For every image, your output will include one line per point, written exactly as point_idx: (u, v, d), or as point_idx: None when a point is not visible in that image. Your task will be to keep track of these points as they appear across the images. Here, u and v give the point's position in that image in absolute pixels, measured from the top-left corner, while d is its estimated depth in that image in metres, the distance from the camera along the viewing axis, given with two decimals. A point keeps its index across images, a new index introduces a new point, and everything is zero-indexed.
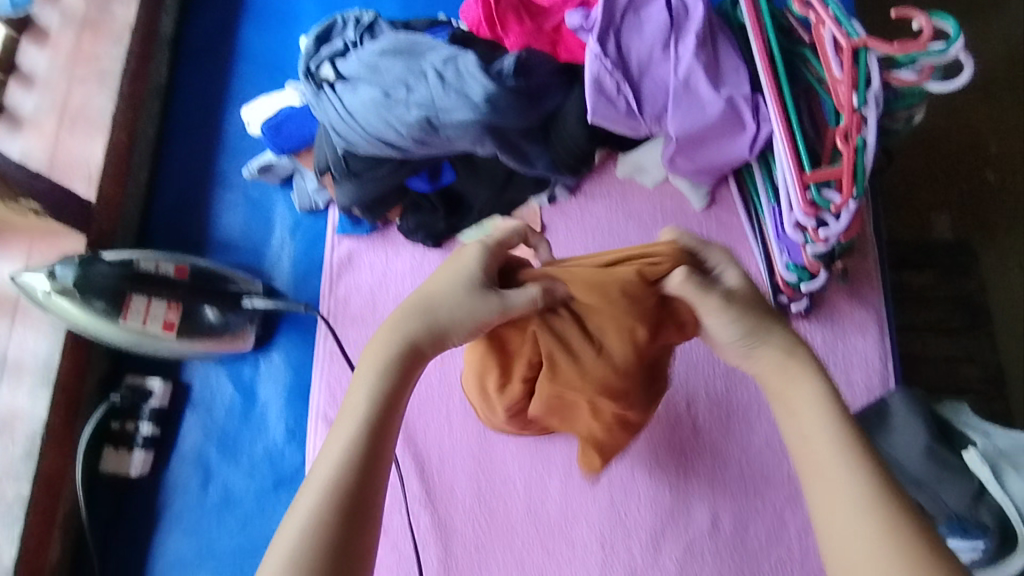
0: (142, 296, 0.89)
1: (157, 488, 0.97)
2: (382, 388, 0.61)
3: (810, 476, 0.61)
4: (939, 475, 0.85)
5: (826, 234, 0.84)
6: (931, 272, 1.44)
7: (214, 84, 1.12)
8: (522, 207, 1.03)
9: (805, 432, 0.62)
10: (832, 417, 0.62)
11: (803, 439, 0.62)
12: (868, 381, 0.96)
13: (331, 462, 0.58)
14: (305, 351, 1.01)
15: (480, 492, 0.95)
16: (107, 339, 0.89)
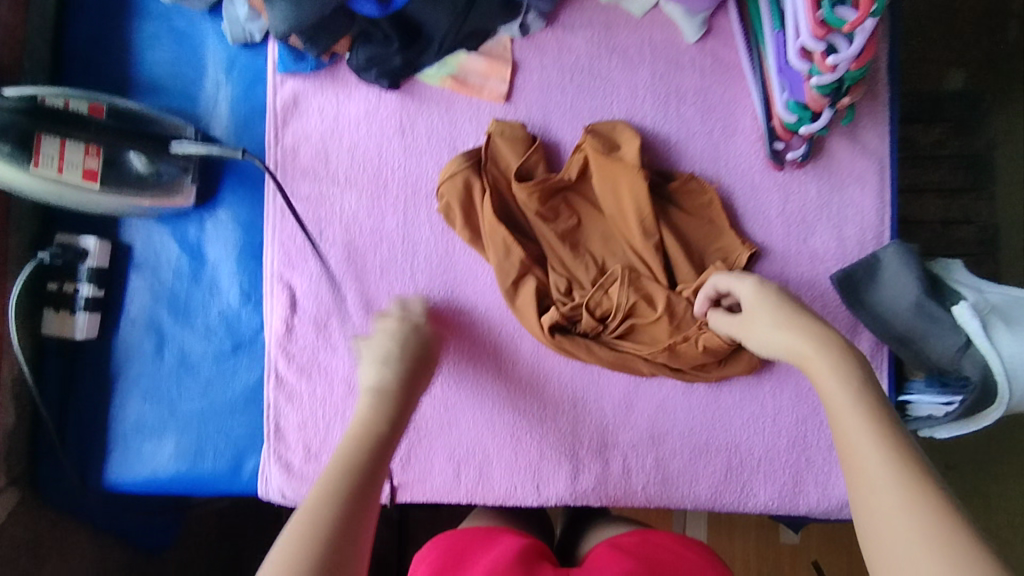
0: (52, 137, 0.77)
1: (109, 352, 0.92)
2: (369, 425, 0.63)
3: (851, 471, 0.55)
4: (924, 329, 0.82)
5: (838, 63, 0.72)
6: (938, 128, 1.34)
7: None
8: (490, 40, 0.91)
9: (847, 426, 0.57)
10: (872, 413, 0.57)
11: (857, 463, 0.55)
12: (862, 236, 0.90)
13: (328, 487, 0.55)
14: (254, 206, 0.92)
15: (447, 353, 0.91)
16: (18, 189, 0.78)
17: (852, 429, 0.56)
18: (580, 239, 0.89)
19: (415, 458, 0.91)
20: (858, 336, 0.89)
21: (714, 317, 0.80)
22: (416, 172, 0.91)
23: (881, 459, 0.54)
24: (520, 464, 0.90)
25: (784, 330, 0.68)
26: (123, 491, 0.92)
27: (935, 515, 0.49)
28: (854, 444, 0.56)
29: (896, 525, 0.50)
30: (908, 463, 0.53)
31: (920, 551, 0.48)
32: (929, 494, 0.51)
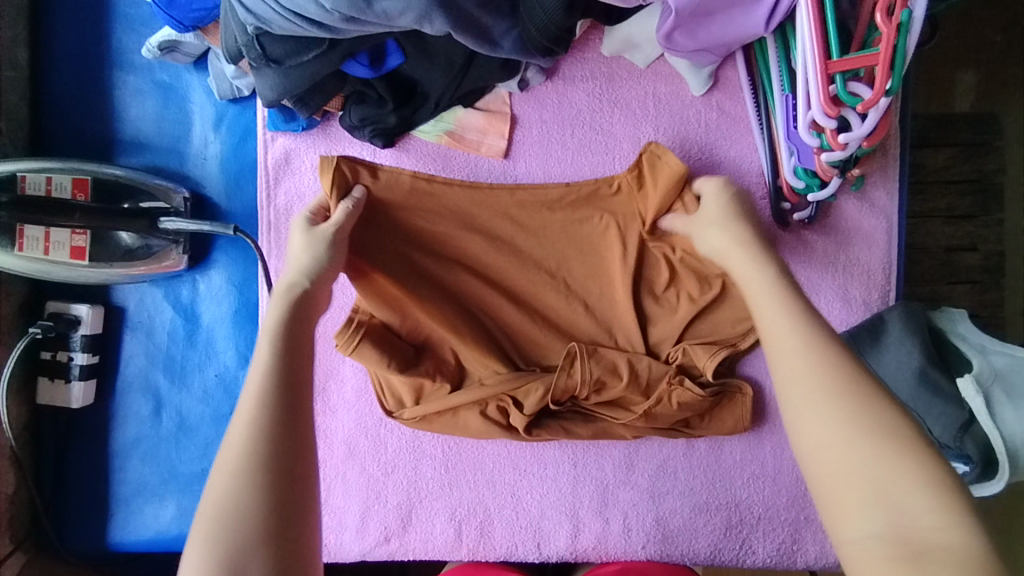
0: (36, 225, 0.76)
1: (107, 415, 0.91)
2: (284, 340, 0.59)
3: (788, 393, 0.52)
4: (925, 401, 0.80)
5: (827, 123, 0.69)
6: (946, 151, 1.31)
7: None
8: (488, 95, 0.88)
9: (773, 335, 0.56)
10: (794, 311, 0.57)
11: (770, 326, 0.57)
12: (867, 295, 0.88)
13: (246, 416, 0.53)
14: (247, 266, 0.90)
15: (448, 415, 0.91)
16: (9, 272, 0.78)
17: (765, 300, 0.60)
18: (580, 297, 0.88)
19: (416, 515, 0.91)
20: None
21: (675, 217, 0.80)
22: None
23: (800, 344, 0.54)
24: (521, 522, 0.91)
25: (722, 228, 0.71)
26: (127, 550, 0.93)
27: (842, 380, 0.51)
28: (762, 305, 0.60)
29: (804, 387, 0.52)
30: (820, 336, 0.54)
31: (830, 423, 0.49)
32: (832, 356, 0.52)
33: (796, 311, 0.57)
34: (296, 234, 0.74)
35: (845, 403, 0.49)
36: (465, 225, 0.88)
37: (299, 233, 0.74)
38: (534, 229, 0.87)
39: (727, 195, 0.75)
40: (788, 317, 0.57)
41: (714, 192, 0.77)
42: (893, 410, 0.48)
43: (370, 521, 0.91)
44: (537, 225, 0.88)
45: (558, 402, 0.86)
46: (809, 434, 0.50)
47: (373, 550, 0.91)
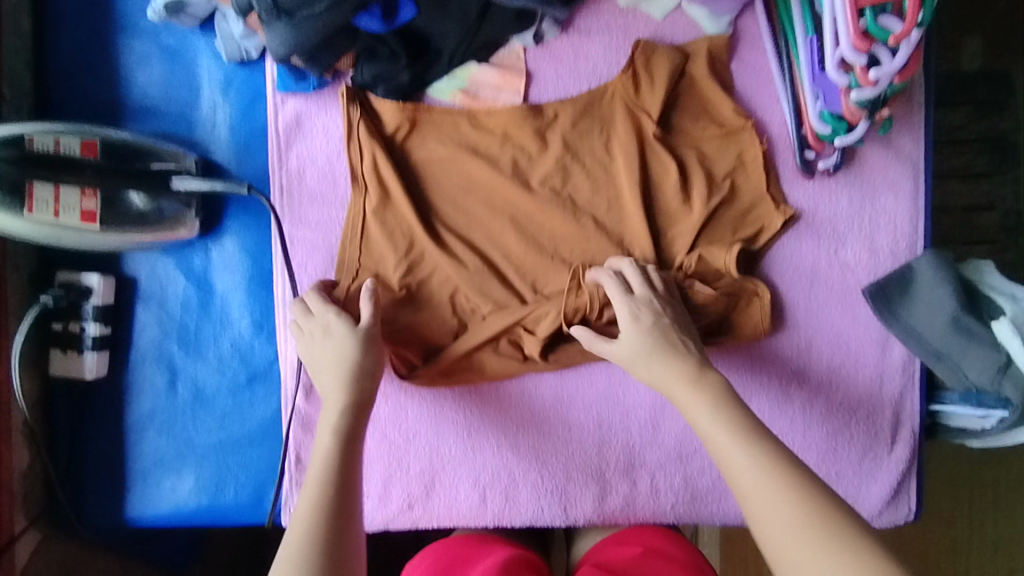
0: (46, 183, 0.74)
1: (120, 388, 0.89)
2: (330, 503, 0.63)
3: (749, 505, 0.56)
4: (961, 348, 0.79)
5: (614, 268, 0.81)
6: (962, 110, 1.30)
7: None
8: (503, 50, 0.86)
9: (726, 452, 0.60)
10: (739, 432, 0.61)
11: (733, 470, 0.59)
12: (894, 245, 0.86)
13: (286, 572, 0.57)
14: (260, 232, 0.88)
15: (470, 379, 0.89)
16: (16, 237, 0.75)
17: (718, 437, 0.61)
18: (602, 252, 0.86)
19: (440, 482, 0.90)
20: (889, 347, 0.87)
21: (609, 284, 0.78)
22: (429, 193, 0.87)
23: (751, 463, 0.58)
24: (547, 486, 0.90)
25: (636, 333, 0.72)
26: (145, 525, 0.91)
27: (812, 513, 0.54)
28: (721, 446, 0.61)
29: (779, 531, 0.54)
30: (778, 465, 0.57)
31: (780, 524, 0.54)
32: (802, 493, 0.55)
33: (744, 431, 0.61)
34: (321, 343, 0.75)
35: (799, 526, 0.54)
36: (482, 184, 0.87)
37: (336, 335, 0.75)
38: (551, 185, 0.87)
39: (647, 326, 0.73)
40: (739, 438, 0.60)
41: (643, 294, 0.76)
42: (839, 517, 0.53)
43: (393, 488, 0.90)
44: (555, 180, 0.87)
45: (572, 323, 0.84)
46: (789, 565, 0.53)
47: (396, 518, 0.90)
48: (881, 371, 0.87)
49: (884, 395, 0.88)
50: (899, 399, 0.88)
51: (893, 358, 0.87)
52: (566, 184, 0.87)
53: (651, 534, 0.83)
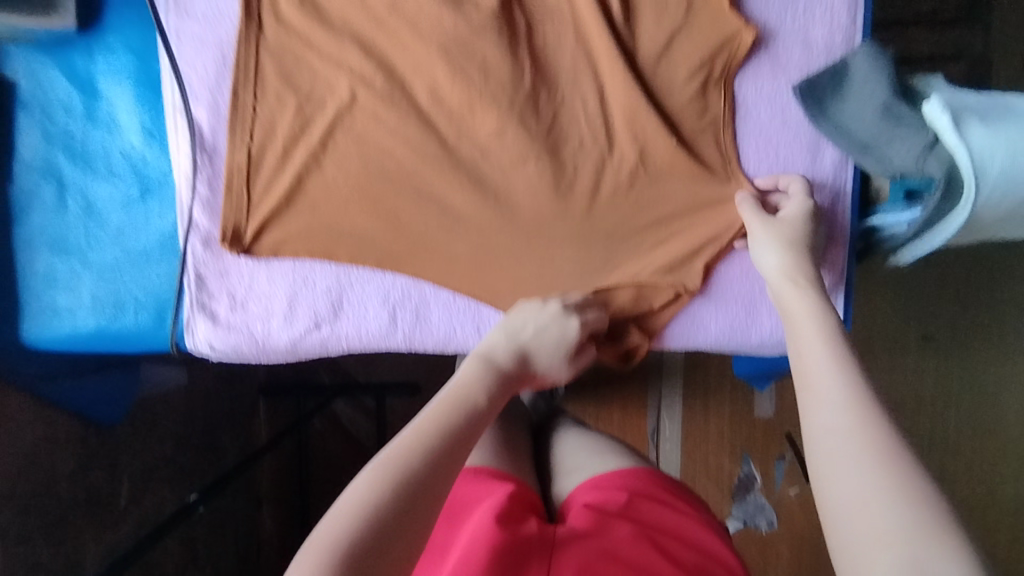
0: None
1: (8, 203, 0.84)
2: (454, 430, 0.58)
3: (823, 468, 0.50)
4: (888, 134, 0.74)
5: (780, 185, 0.80)
6: None
7: None
8: None
9: (820, 408, 0.54)
10: (853, 395, 0.53)
11: (813, 385, 0.56)
12: (829, 40, 0.80)
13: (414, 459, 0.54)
14: (145, 29, 0.82)
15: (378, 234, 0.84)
16: None
17: (807, 351, 0.60)
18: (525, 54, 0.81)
19: (348, 304, 0.85)
20: (820, 153, 0.81)
21: (748, 209, 0.78)
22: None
23: (844, 414, 0.52)
24: (459, 306, 0.87)
25: (783, 255, 0.72)
26: (47, 350, 0.88)
27: (889, 444, 0.48)
28: (806, 365, 0.59)
29: (842, 447, 0.50)
30: (878, 440, 0.49)
31: (866, 490, 0.46)
32: (880, 421, 0.50)
33: (858, 393, 0.53)
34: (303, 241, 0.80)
35: (881, 493, 0.45)
36: None
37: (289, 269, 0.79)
38: None
39: (805, 215, 0.76)
40: (842, 395, 0.53)
41: (791, 214, 0.76)
42: (926, 494, 0.45)
43: (298, 307, 0.85)
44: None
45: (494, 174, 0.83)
46: (834, 484, 0.48)
47: (302, 340, 0.86)
48: (812, 179, 0.82)
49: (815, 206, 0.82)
50: (831, 211, 0.83)
51: (824, 165, 0.82)
52: None
53: (649, 480, 0.74)
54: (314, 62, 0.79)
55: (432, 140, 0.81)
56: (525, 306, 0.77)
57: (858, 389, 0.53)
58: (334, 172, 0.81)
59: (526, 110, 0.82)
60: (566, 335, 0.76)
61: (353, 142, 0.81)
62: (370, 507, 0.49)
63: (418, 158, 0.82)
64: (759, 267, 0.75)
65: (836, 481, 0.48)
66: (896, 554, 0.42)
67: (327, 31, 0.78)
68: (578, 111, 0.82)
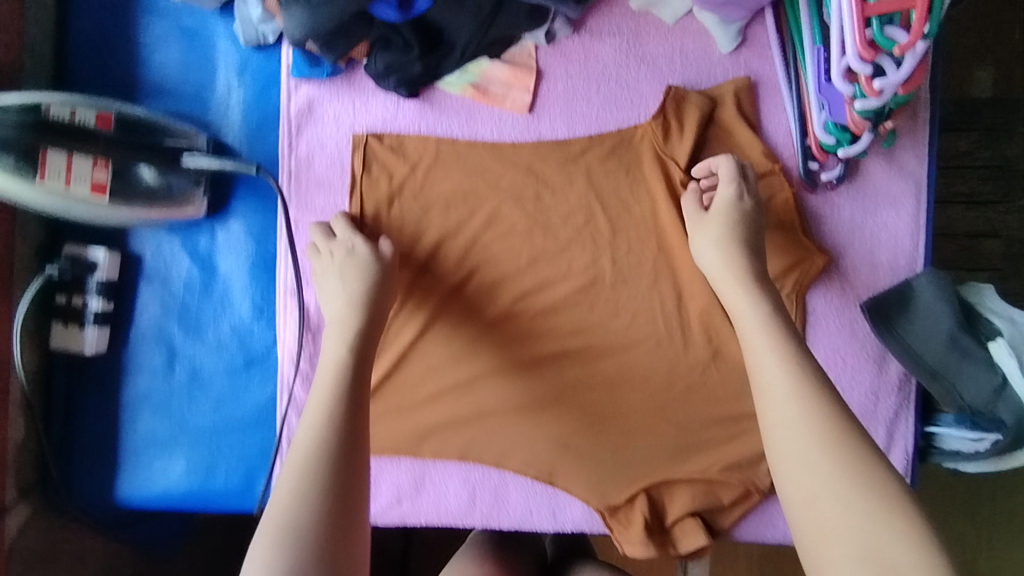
0: (60, 152, 0.75)
1: (119, 365, 0.90)
2: (339, 417, 0.67)
3: (786, 466, 0.63)
4: (958, 367, 0.81)
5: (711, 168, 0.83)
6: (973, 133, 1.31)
7: None
8: (514, 47, 0.86)
9: (785, 418, 0.64)
10: (806, 398, 0.64)
11: (762, 378, 0.68)
12: (893, 262, 0.87)
13: (304, 445, 0.65)
14: (267, 217, 0.89)
15: (461, 411, 0.90)
16: (34, 207, 0.76)
17: (754, 339, 0.71)
18: (610, 255, 0.88)
19: (430, 482, 0.91)
20: (886, 365, 0.88)
21: (687, 202, 0.83)
22: (429, 187, 0.88)
23: (793, 412, 0.64)
24: (538, 491, 0.91)
25: (721, 252, 0.78)
26: (136, 506, 0.91)
27: (838, 438, 0.62)
28: (755, 352, 0.70)
29: (804, 466, 0.62)
30: (842, 438, 0.62)
31: (834, 506, 0.59)
32: (829, 417, 0.63)
33: (807, 396, 0.65)
34: (338, 264, 0.80)
35: (846, 505, 0.58)
36: (483, 185, 0.88)
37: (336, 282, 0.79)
38: (556, 181, 0.88)
39: (727, 198, 0.80)
40: (800, 406, 0.64)
41: (720, 203, 0.80)
42: (888, 495, 0.58)
43: (381, 483, 0.91)
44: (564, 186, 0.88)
45: (575, 360, 0.90)
46: (792, 489, 0.62)
47: (384, 516, 0.91)
48: (878, 388, 0.88)
49: (880, 413, 0.88)
50: (893, 419, 0.89)
51: (889, 377, 0.88)
52: (567, 182, 0.88)
53: None
54: (414, 260, 0.88)
55: (517, 326, 0.90)
56: (335, 221, 0.84)
57: (815, 398, 0.64)
58: (423, 353, 0.90)
59: (609, 304, 0.89)
60: (366, 270, 0.80)
61: (445, 328, 0.90)
62: (288, 518, 0.60)
63: (505, 343, 0.90)
64: (697, 260, 0.81)
65: (792, 484, 0.62)
66: (844, 545, 0.57)
67: (428, 237, 0.88)
68: (654, 308, 0.89)
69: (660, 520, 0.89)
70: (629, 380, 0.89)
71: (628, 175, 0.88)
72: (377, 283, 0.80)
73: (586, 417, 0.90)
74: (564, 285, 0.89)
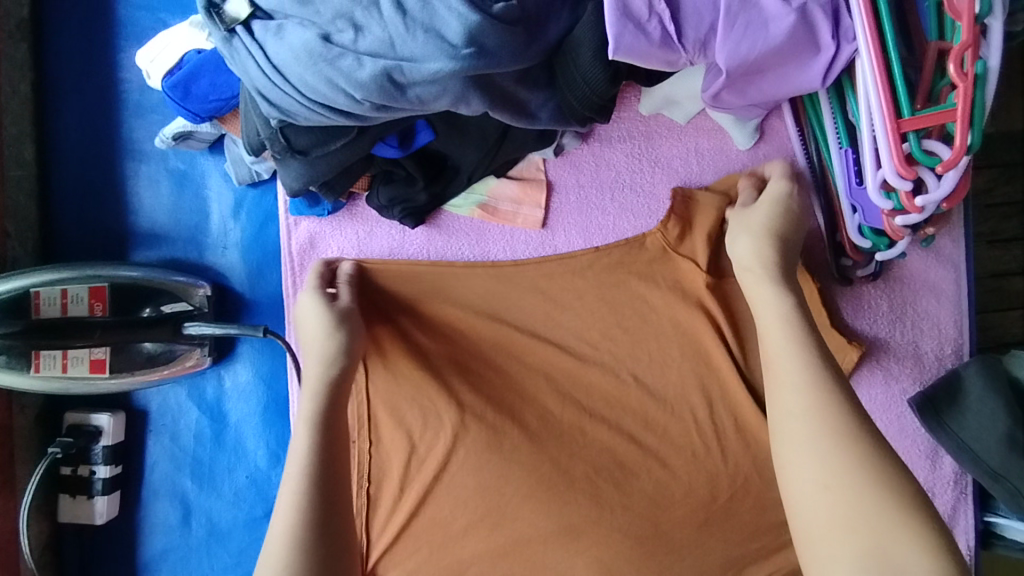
0: (52, 348, 0.73)
1: (132, 527, 0.85)
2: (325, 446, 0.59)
3: (788, 458, 0.57)
4: (1016, 467, 0.75)
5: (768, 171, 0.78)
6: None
7: (95, 31, 0.85)
8: (521, 161, 0.83)
9: (793, 412, 0.57)
10: (819, 392, 0.57)
11: (780, 377, 0.60)
12: (939, 351, 0.83)
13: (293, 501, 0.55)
14: (275, 358, 0.84)
15: (497, 554, 0.82)
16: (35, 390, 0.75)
17: (770, 329, 0.63)
18: (637, 371, 0.82)
19: None
20: (939, 459, 0.84)
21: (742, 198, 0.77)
22: (438, 327, 0.82)
23: (805, 414, 0.56)
24: None
25: (759, 240, 0.69)
26: None
27: (843, 441, 0.54)
28: (772, 347, 0.62)
29: (807, 445, 0.55)
30: (845, 432, 0.54)
31: (840, 497, 0.52)
32: (841, 418, 0.55)
33: (819, 381, 0.57)
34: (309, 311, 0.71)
35: (861, 496, 0.51)
36: (495, 310, 0.82)
37: (317, 314, 0.71)
38: (577, 295, 0.83)
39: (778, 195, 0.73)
40: (805, 394, 0.57)
41: (770, 194, 0.73)
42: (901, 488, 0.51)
43: None
44: (584, 299, 0.82)
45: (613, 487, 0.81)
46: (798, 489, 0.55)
47: None
48: (931, 484, 0.84)
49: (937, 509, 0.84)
50: (951, 514, 0.84)
51: (943, 473, 0.84)
52: (588, 298, 0.82)
53: None
54: (423, 397, 0.82)
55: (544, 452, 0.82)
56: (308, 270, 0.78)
57: (827, 387, 0.57)
58: (440, 496, 0.82)
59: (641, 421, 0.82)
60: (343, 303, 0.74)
61: (462, 472, 0.82)
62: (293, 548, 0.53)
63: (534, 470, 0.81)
64: (732, 253, 0.72)
65: (800, 482, 0.55)
66: (853, 543, 0.50)
67: (431, 373, 0.82)
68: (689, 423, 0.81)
69: None
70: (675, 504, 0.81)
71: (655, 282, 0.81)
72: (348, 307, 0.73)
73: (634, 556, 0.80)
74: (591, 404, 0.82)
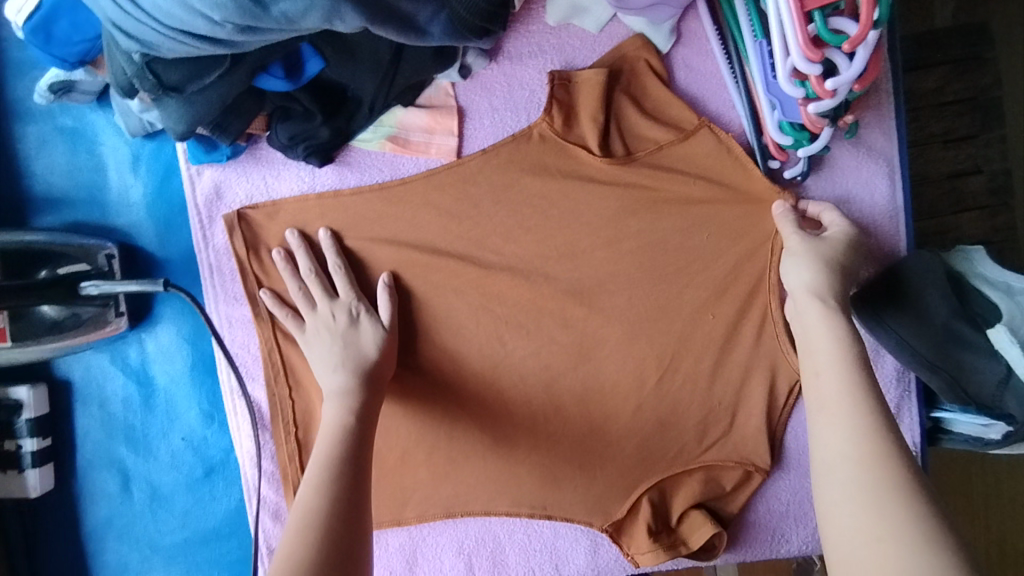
0: None
1: (72, 498, 0.84)
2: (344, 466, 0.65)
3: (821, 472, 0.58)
4: (959, 357, 0.75)
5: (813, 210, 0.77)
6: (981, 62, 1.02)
7: None
8: (429, 88, 0.79)
9: (828, 441, 0.59)
10: (864, 409, 0.59)
11: (822, 407, 0.62)
12: (875, 250, 0.80)
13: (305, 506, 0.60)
14: (195, 317, 0.82)
15: (438, 487, 0.84)
16: None
17: (816, 365, 0.65)
18: (571, 295, 0.81)
19: (421, 555, 0.86)
20: (880, 358, 0.82)
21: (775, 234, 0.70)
22: (360, 270, 0.80)
23: (863, 425, 0.58)
24: (536, 547, 0.86)
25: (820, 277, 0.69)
26: None
27: (874, 463, 0.55)
28: (818, 374, 0.64)
29: (839, 460, 0.57)
30: (889, 454, 0.56)
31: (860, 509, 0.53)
32: (882, 454, 0.56)
33: (854, 391, 0.60)
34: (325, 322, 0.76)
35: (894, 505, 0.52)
36: (416, 247, 0.80)
37: (326, 339, 0.75)
38: (501, 225, 0.80)
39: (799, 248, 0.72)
40: (852, 415, 0.59)
41: (836, 237, 0.72)
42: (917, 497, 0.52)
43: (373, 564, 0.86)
44: (506, 229, 0.80)
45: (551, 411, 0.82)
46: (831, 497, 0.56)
47: None
48: (875, 384, 0.82)
49: None
50: (895, 411, 0.82)
51: (885, 371, 0.82)
52: (512, 227, 0.80)
53: None
54: None
55: (479, 388, 0.82)
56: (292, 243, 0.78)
57: (860, 399, 0.60)
58: (380, 436, 0.83)
59: (577, 348, 0.82)
60: (366, 351, 0.75)
61: (400, 410, 0.82)
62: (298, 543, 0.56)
63: (471, 405, 0.82)
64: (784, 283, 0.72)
65: (830, 497, 0.56)
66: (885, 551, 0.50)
67: None
68: (624, 345, 0.81)
69: (666, 525, 0.83)
70: (612, 425, 0.82)
71: (577, 206, 0.79)
72: (375, 363, 0.74)
73: (573, 473, 0.83)
74: (526, 337, 0.82)
